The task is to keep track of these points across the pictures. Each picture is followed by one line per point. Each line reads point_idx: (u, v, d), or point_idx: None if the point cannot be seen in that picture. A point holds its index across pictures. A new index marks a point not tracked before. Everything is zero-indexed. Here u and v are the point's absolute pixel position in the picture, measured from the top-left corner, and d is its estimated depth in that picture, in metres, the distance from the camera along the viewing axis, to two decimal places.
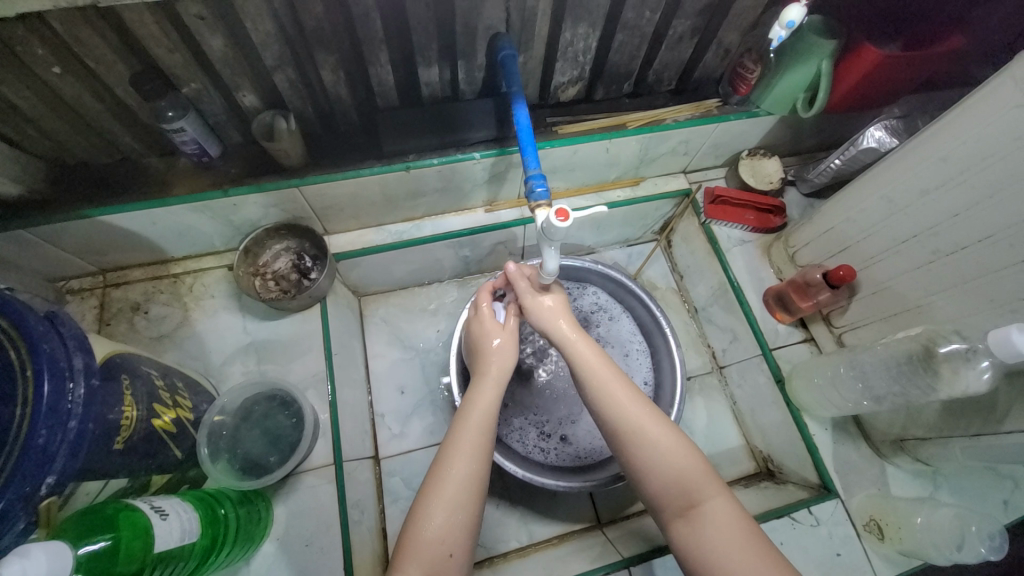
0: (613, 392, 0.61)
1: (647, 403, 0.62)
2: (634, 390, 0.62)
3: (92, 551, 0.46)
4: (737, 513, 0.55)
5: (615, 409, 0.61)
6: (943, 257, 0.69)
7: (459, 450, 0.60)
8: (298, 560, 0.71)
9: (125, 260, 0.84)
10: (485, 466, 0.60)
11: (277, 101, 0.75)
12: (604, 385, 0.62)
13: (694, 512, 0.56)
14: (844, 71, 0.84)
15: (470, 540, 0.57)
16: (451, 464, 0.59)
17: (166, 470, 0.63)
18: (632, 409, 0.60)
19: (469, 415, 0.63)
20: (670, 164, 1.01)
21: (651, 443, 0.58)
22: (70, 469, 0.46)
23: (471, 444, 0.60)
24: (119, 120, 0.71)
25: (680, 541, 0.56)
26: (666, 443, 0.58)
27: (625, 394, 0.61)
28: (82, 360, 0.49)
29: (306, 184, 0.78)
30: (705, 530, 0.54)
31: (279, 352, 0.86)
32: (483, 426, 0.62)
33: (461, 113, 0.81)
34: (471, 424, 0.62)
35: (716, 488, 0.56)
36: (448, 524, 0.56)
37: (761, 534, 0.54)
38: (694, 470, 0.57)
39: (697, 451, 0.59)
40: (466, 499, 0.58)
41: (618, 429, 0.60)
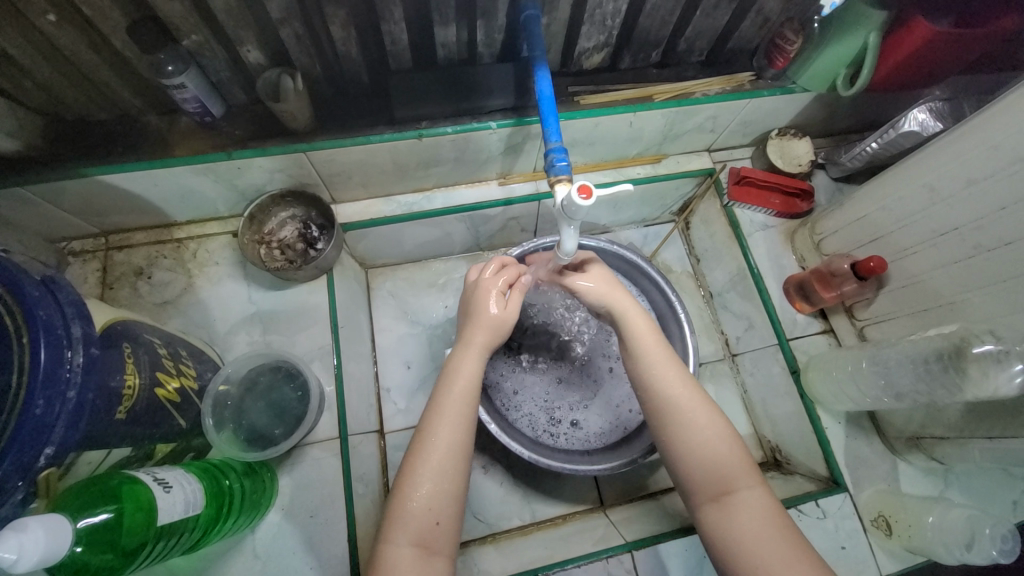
0: (661, 371, 0.61)
1: (696, 389, 0.61)
2: (684, 373, 0.62)
3: (92, 525, 0.45)
4: (771, 505, 0.54)
5: (661, 389, 0.60)
6: (984, 252, 0.65)
7: (446, 415, 0.59)
8: (302, 530, 0.72)
9: (127, 222, 0.81)
10: (468, 429, 0.59)
11: (283, 58, 0.70)
12: (653, 363, 0.62)
13: (728, 499, 0.55)
14: (892, 48, 0.78)
15: (456, 506, 0.56)
16: (439, 429, 0.58)
17: (171, 439, 0.62)
18: (679, 390, 0.60)
19: (452, 383, 0.61)
20: (695, 141, 0.96)
21: (691, 425, 0.58)
22: (71, 440, 0.45)
23: (458, 408, 0.60)
24: (118, 74, 0.67)
25: (710, 525, 0.55)
26: (709, 428, 0.58)
27: (674, 375, 0.61)
28: (81, 327, 0.47)
29: (313, 149, 0.74)
30: (738, 517, 0.53)
31: (284, 323, 0.84)
32: (468, 391, 0.61)
33: (478, 78, 0.76)
34: (458, 390, 0.61)
35: (753, 478, 0.56)
36: (435, 491, 0.55)
37: (795, 530, 0.53)
38: (734, 459, 0.56)
39: (739, 442, 0.58)
40: (453, 466, 0.57)
41: (661, 408, 0.60)
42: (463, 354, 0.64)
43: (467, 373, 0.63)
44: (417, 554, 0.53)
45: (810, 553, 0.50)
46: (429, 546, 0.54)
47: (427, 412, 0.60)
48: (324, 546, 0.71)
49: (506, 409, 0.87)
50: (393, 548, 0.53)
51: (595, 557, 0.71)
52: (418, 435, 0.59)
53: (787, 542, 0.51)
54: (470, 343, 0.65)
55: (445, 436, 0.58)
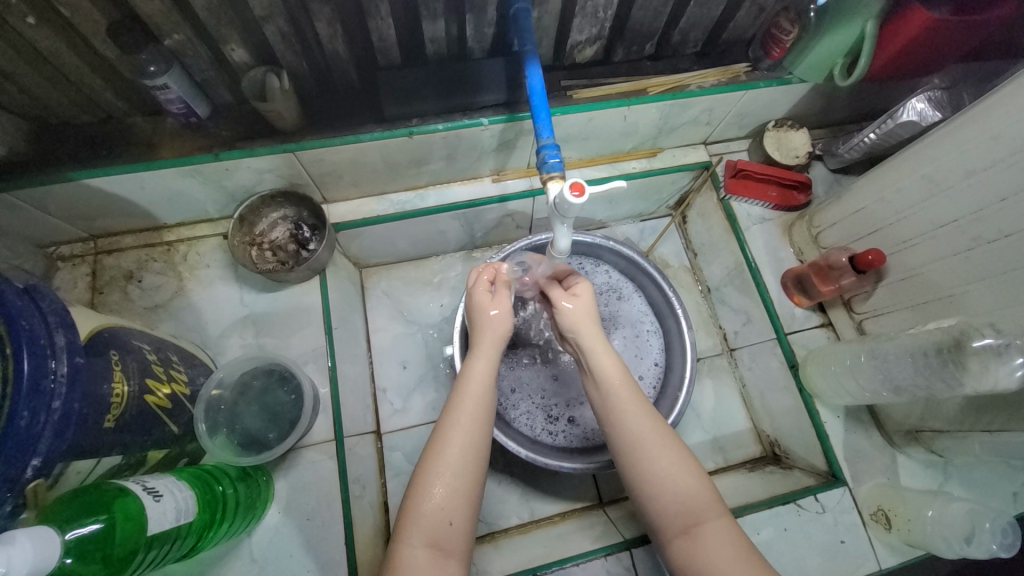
0: (622, 405, 0.59)
1: (658, 420, 0.60)
2: (646, 406, 0.60)
3: (83, 535, 0.45)
4: (738, 535, 0.54)
5: (623, 425, 0.59)
6: (983, 244, 0.64)
7: (459, 417, 0.58)
8: (299, 534, 0.71)
9: (116, 226, 0.80)
10: (483, 430, 0.58)
11: (269, 57, 0.69)
12: (617, 394, 0.60)
13: (696, 531, 0.54)
14: (890, 36, 0.77)
15: (471, 506, 0.56)
16: (453, 431, 0.57)
17: (163, 445, 0.62)
18: (641, 422, 0.59)
19: (466, 388, 0.60)
20: (691, 134, 0.95)
21: (655, 460, 0.57)
22: (58, 450, 0.45)
23: (472, 410, 0.59)
24: (100, 76, 0.66)
25: (678, 561, 0.54)
26: (671, 465, 0.57)
27: (636, 408, 0.59)
28: (64, 336, 0.46)
29: (302, 149, 0.73)
30: (706, 552, 0.53)
31: (278, 325, 0.83)
32: (483, 392, 0.60)
33: (468, 74, 0.75)
34: (471, 395, 0.60)
35: (719, 509, 0.55)
36: (449, 493, 0.54)
37: (761, 559, 0.52)
38: (699, 492, 0.56)
39: (703, 473, 0.57)
40: (467, 468, 0.56)
41: (625, 444, 0.58)
42: (477, 357, 0.63)
43: (481, 376, 0.61)
44: (431, 555, 0.52)
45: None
46: (443, 548, 0.53)
47: (442, 414, 0.59)
48: (321, 549, 0.70)
49: (504, 407, 0.87)
50: (407, 549, 0.52)
51: (593, 555, 0.71)
52: (431, 437, 0.58)
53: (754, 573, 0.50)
54: (483, 346, 0.64)
55: (457, 440, 0.57)
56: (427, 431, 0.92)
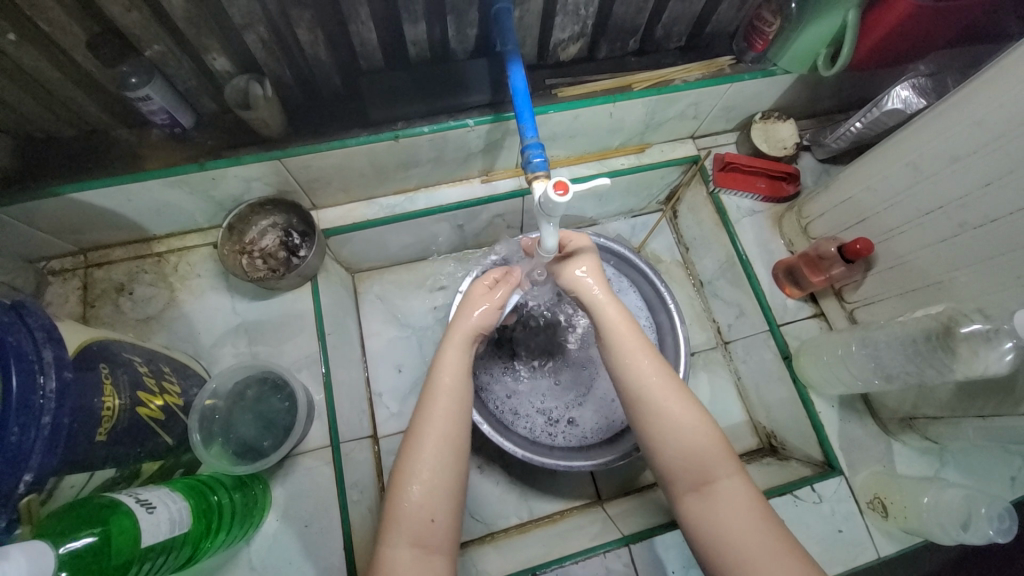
0: (636, 364, 0.61)
1: (672, 380, 0.61)
2: (659, 364, 0.61)
3: (76, 549, 0.44)
4: (751, 493, 0.55)
5: (636, 379, 0.61)
6: (969, 230, 0.64)
7: (433, 413, 0.59)
8: (298, 541, 0.71)
9: (105, 238, 0.80)
10: (460, 423, 0.59)
11: (251, 65, 0.69)
12: (628, 352, 0.62)
13: (708, 489, 0.56)
14: (872, 24, 0.77)
15: (452, 501, 0.56)
16: (428, 428, 0.58)
17: (157, 457, 0.62)
18: (654, 382, 0.60)
19: (440, 381, 0.61)
20: (678, 129, 0.95)
21: (670, 417, 0.58)
22: (49, 466, 0.45)
23: (447, 404, 0.59)
24: (83, 89, 0.66)
25: (691, 517, 0.56)
26: (685, 421, 0.58)
27: (649, 364, 0.61)
28: (52, 352, 0.46)
29: (288, 156, 0.73)
30: (719, 508, 0.54)
31: (271, 333, 0.83)
32: (456, 389, 0.61)
33: (452, 75, 0.75)
34: (443, 388, 0.60)
35: (732, 467, 0.56)
36: (427, 490, 0.55)
37: (775, 517, 0.54)
38: (713, 450, 0.57)
39: (717, 429, 0.58)
40: (446, 464, 0.56)
41: (638, 399, 0.60)
42: (449, 349, 0.64)
43: (453, 371, 0.62)
44: (415, 553, 0.53)
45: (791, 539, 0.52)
46: (428, 545, 0.53)
47: (417, 412, 0.60)
48: (320, 555, 0.70)
49: (502, 410, 0.87)
50: (391, 549, 0.53)
51: (591, 552, 0.71)
52: (406, 436, 0.59)
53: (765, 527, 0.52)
54: (454, 341, 0.64)
55: (432, 437, 0.57)
56: None
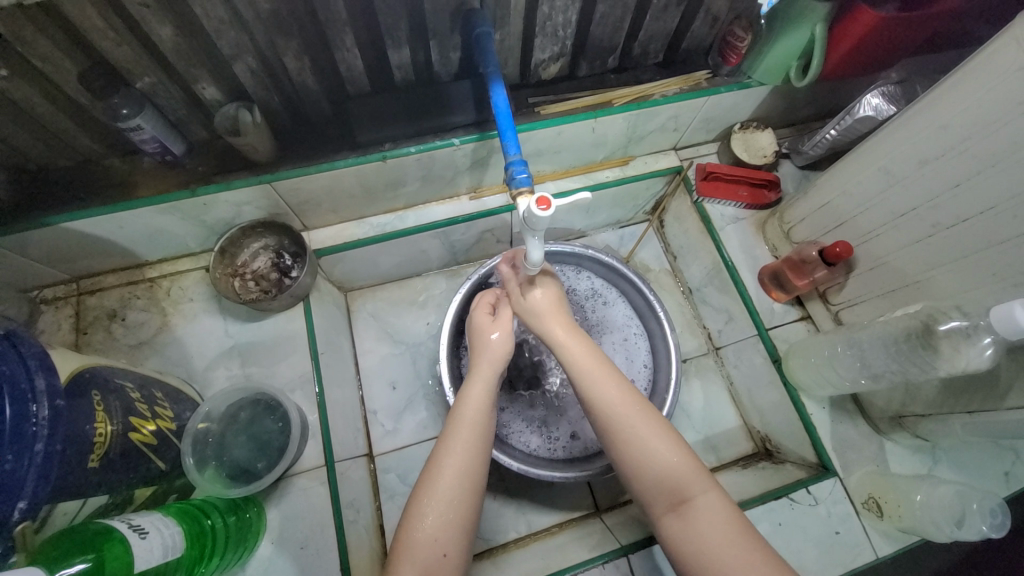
0: (603, 387, 0.61)
1: (640, 400, 0.61)
2: (624, 386, 0.61)
3: (70, 575, 0.44)
4: (728, 507, 0.54)
5: (603, 404, 0.60)
6: (942, 230, 0.66)
7: (453, 444, 0.59)
8: (293, 563, 0.71)
9: (97, 266, 0.81)
10: (480, 461, 0.60)
11: (240, 92, 0.71)
12: (595, 377, 0.62)
13: (686, 507, 0.55)
14: (839, 37, 0.80)
15: (464, 539, 0.56)
16: (448, 460, 0.58)
17: (150, 482, 0.62)
18: (620, 404, 0.60)
19: (464, 414, 0.62)
20: (660, 141, 0.98)
21: (640, 437, 0.58)
22: (44, 492, 0.45)
23: (469, 435, 0.60)
24: (75, 121, 0.67)
25: (671, 537, 0.55)
26: (654, 439, 0.58)
27: (614, 387, 0.61)
28: (45, 379, 0.46)
29: (278, 179, 0.74)
30: (698, 526, 0.53)
31: (264, 354, 0.83)
32: (479, 424, 0.61)
33: (437, 97, 0.77)
34: (467, 420, 0.61)
35: (706, 482, 0.56)
36: (442, 522, 0.55)
37: (754, 530, 0.53)
38: (685, 466, 0.56)
39: (686, 445, 0.58)
40: (461, 499, 0.57)
41: (606, 424, 0.60)
42: (476, 380, 0.65)
43: (476, 404, 0.62)
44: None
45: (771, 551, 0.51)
46: None
47: (438, 442, 0.61)
48: None
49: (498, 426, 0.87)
50: None
51: (590, 564, 0.70)
52: (427, 466, 0.59)
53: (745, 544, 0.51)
54: (480, 374, 0.65)
55: (453, 469, 0.58)
56: (419, 451, 0.92)
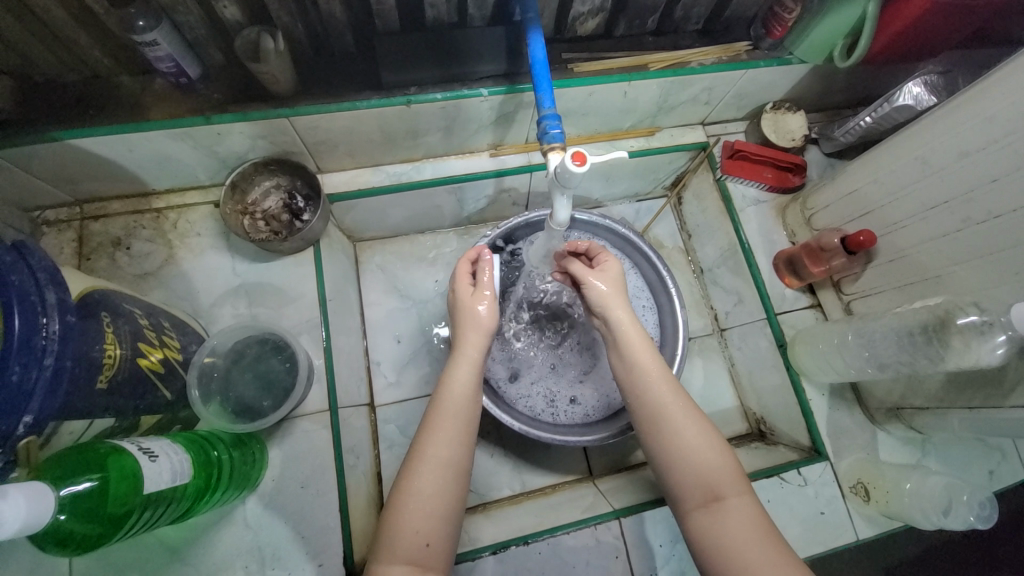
0: (650, 380, 0.62)
1: (684, 400, 0.61)
2: (669, 383, 0.61)
3: (78, 492, 0.44)
4: (758, 513, 0.54)
5: (651, 398, 0.61)
6: (972, 225, 0.65)
7: (438, 432, 0.58)
8: (292, 501, 0.71)
9: (103, 190, 0.78)
10: (458, 443, 0.58)
11: (263, 17, 0.67)
12: (642, 370, 0.62)
13: (717, 505, 0.55)
14: (890, 17, 0.76)
15: (448, 532, 0.56)
16: (430, 449, 0.57)
17: (155, 411, 0.61)
18: (666, 400, 0.60)
19: (445, 399, 0.61)
20: (689, 114, 0.95)
21: (677, 430, 0.59)
22: (50, 408, 0.44)
23: (454, 423, 0.59)
24: (89, 31, 0.63)
25: (693, 526, 0.56)
26: (692, 435, 0.58)
27: (662, 383, 0.61)
28: (56, 294, 0.45)
29: (297, 114, 0.71)
30: (725, 526, 0.54)
31: (269, 296, 0.82)
32: (463, 414, 0.60)
33: (468, 42, 0.74)
34: (450, 405, 0.60)
35: (739, 484, 0.56)
36: (423, 513, 0.54)
37: (780, 537, 0.53)
38: (722, 467, 0.57)
39: (726, 446, 0.59)
40: (446, 491, 0.56)
41: (652, 416, 0.61)
42: (459, 362, 0.64)
43: (458, 390, 0.61)
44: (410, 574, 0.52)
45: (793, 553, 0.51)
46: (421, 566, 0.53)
47: (422, 427, 0.60)
48: (315, 516, 0.71)
49: (501, 387, 0.87)
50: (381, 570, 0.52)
51: (583, 524, 0.73)
52: (410, 452, 0.58)
53: (773, 548, 0.51)
54: (457, 358, 0.64)
55: (433, 460, 0.57)
56: (420, 405, 0.92)
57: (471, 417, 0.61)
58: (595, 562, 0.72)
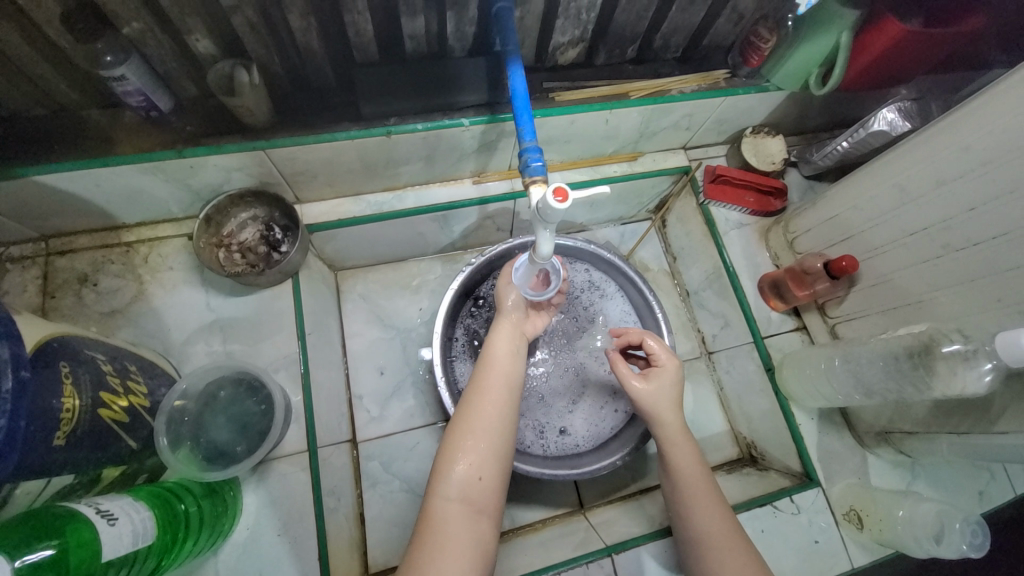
0: (701, 503, 0.62)
1: (732, 527, 0.61)
2: (721, 512, 0.62)
3: (33, 562, 0.40)
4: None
5: (699, 522, 0.61)
6: (952, 252, 0.66)
7: (489, 383, 0.64)
8: (270, 551, 0.68)
9: (69, 225, 0.75)
10: (500, 438, 0.61)
11: (238, 49, 0.65)
12: (692, 492, 0.63)
13: None
14: (863, 47, 0.78)
15: (500, 469, 0.60)
16: (483, 395, 0.63)
17: (120, 461, 0.58)
18: (714, 526, 0.61)
19: (481, 402, 0.62)
20: (671, 139, 0.95)
21: (719, 559, 0.59)
22: (1, 473, 0.41)
23: (501, 373, 0.65)
24: (52, 64, 0.61)
25: None
26: (735, 564, 0.58)
27: (712, 512, 0.62)
28: (7, 349, 0.42)
29: (273, 147, 0.69)
30: None
31: (246, 331, 0.79)
32: (506, 376, 0.66)
33: (448, 72, 0.73)
34: (494, 361, 0.66)
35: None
36: (461, 518, 0.55)
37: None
38: None
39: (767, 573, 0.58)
40: (498, 429, 0.61)
41: (697, 539, 0.61)
42: (499, 328, 0.70)
43: (493, 396, 0.63)
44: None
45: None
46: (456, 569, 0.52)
47: (469, 389, 0.65)
48: (294, 565, 0.67)
49: None
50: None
51: (575, 563, 0.71)
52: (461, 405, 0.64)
53: None
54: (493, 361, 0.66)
55: (488, 404, 0.62)
56: (405, 439, 0.90)
57: (512, 412, 0.63)
58: None
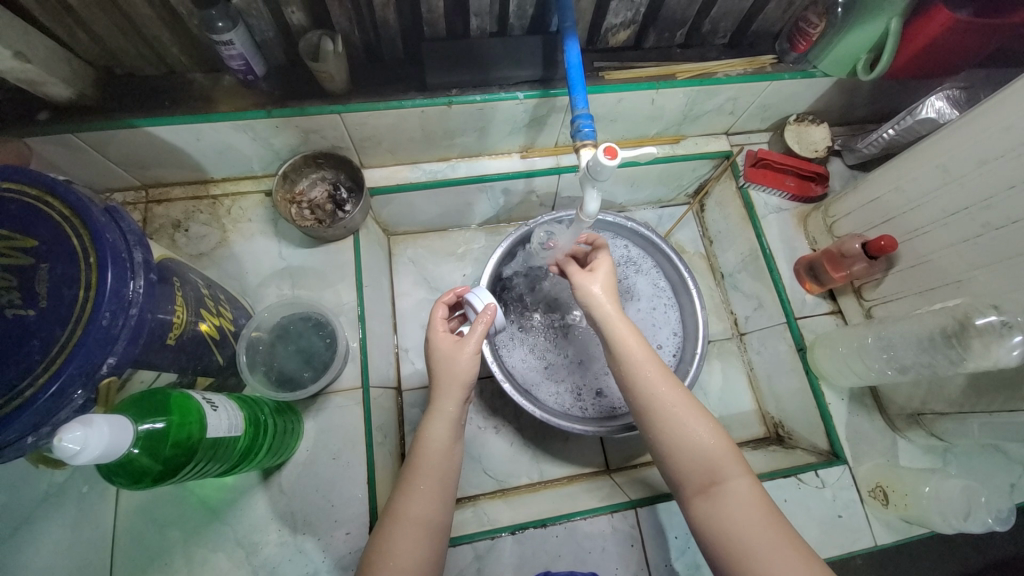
0: (646, 373, 0.61)
1: (681, 388, 0.61)
2: (666, 373, 0.61)
3: (152, 430, 0.49)
4: (759, 496, 0.55)
5: (645, 388, 0.60)
6: (991, 231, 0.67)
7: (417, 484, 0.58)
8: (326, 471, 0.75)
9: (166, 176, 0.85)
10: (426, 549, 0.56)
11: (325, 21, 0.73)
12: (636, 360, 0.61)
13: (717, 490, 0.56)
14: (912, 35, 0.79)
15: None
16: (410, 500, 0.58)
17: (209, 373, 0.67)
18: (663, 389, 0.60)
19: (405, 509, 0.57)
20: (714, 123, 0.99)
21: (680, 422, 0.58)
22: (129, 354, 0.49)
23: (432, 479, 0.59)
24: (170, 29, 0.70)
25: (699, 518, 0.56)
26: (692, 420, 0.58)
27: (654, 370, 0.61)
28: (142, 254, 0.51)
29: (348, 111, 0.77)
30: (727, 511, 0.54)
31: (311, 279, 0.87)
32: (435, 479, 0.59)
33: (507, 48, 0.79)
34: (430, 461, 0.59)
35: (740, 469, 0.56)
36: None
37: (782, 518, 0.54)
38: (721, 451, 0.57)
39: (724, 430, 0.59)
40: (424, 539, 0.56)
41: (646, 407, 0.60)
42: (435, 416, 0.62)
43: (419, 506, 0.57)
44: None
45: (797, 539, 0.52)
46: None
47: (399, 485, 0.60)
48: (344, 487, 0.74)
49: (535, 386, 0.90)
50: None
51: (599, 511, 0.75)
52: (394, 497, 0.59)
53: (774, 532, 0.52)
54: (421, 464, 0.59)
55: (413, 507, 0.57)
56: None
57: (441, 518, 0.58)
58: (611, 549, 0.73)
